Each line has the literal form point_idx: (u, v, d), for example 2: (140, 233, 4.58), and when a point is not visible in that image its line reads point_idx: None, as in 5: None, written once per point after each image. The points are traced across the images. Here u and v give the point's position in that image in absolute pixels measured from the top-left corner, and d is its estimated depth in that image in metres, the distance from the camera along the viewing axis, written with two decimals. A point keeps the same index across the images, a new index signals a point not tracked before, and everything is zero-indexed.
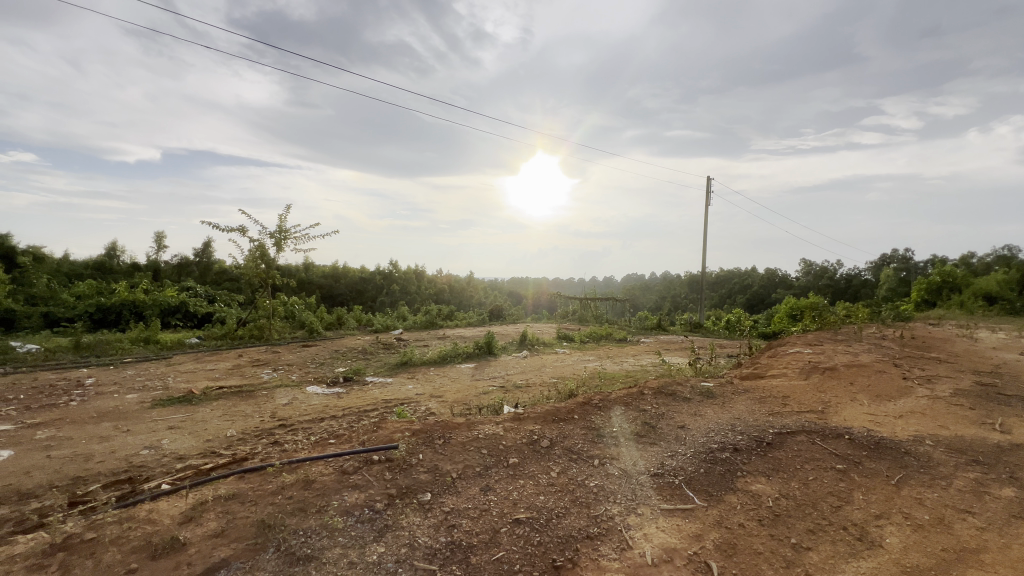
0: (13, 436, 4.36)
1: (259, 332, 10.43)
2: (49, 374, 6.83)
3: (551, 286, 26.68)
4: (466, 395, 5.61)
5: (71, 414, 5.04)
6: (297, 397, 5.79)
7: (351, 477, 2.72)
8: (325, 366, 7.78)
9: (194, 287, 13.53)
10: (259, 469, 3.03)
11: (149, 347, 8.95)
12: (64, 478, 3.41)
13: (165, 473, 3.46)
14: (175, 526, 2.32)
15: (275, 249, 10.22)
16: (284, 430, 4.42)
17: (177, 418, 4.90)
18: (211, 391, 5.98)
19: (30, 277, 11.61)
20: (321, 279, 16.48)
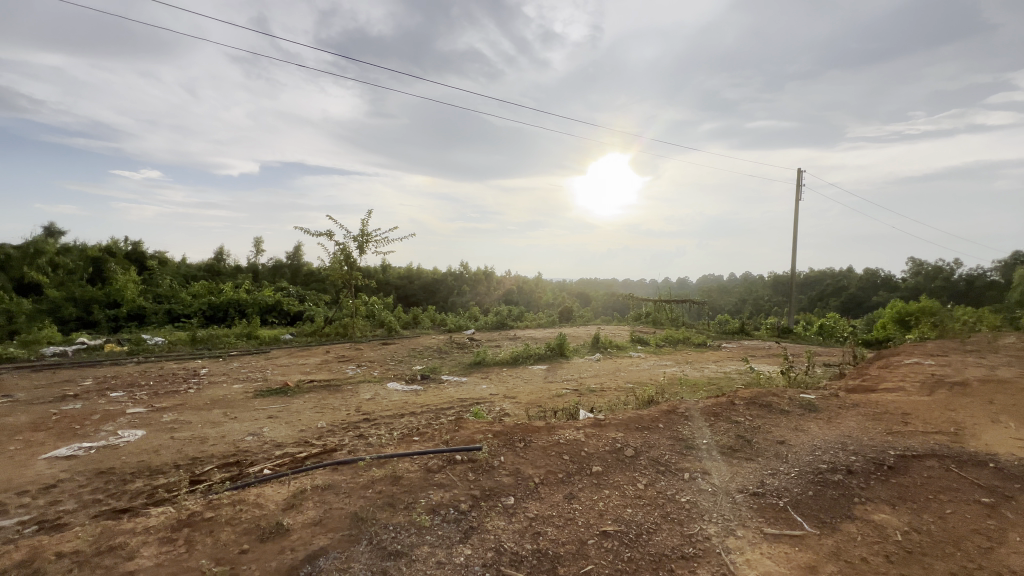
0: (145, 418, 4.97)
1: (344, 329, 11.13)
2: (171, 364, 7.75)
3: (622, 287, 25.99)
4: (540, 397, 5.56)
5: (190, 400, 5.67)
6: (379, 392, 6.08)
7: (435, 475, 2.77)
8: (403, 363, 8.11)
9: (287, 287, 14.75)
10: (349, 462, 3.18)
11: (250, 341, 9.89)
12: (185, 457, 3.82)
13: (267, 459, 3.75)
14: (278, 511, 2.48)
15: (358, 251, 10.88)
16: (369, 424, 4.63)
17: (275, 408, 5.33)
18: (303, 384, 6.45)
19: (157, 278, 13.28)
20: (397, 280, 17.30)
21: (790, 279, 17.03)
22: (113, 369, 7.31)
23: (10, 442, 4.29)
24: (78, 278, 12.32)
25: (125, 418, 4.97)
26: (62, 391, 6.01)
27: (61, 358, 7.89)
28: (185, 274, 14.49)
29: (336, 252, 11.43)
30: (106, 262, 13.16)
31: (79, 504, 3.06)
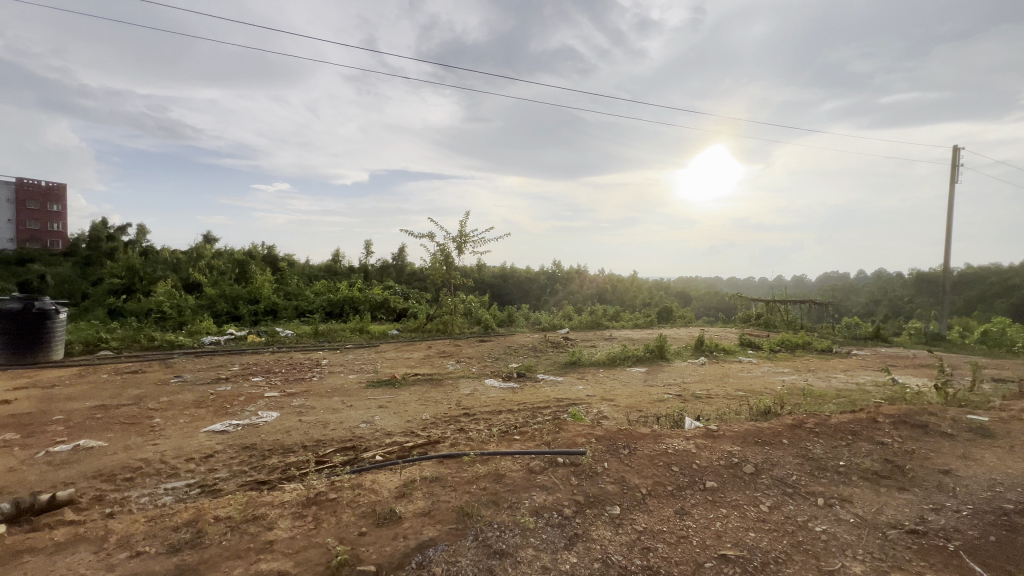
0: (279, 401, 5.63)
1: (444, 326, 11.69)
2: (299, 355, 8.71)
3: (728, 286, 24.07)
4: (641, 401, 5.30)
5: (314, 388, 6.32)
6: (477, 388, 6.25)
7: (538, 477, 2.74)
8: (500, 361, 8.26)
9: (393, 286, 15.86)
10: (454, 456, 3.29)
11: (363, 335, 10.79)
12: (311, 439, 4.24)
13: (379, 446, 4.02)
14: (391, 498, 2.63)
15: (456, 252, 11.36)
16: (469, 419, 4.77)
17: (385, 399, 5.72)
18: (409, 377, 6.86)
19: (287, 278, 15.07)
20: (492, 279, 17.82)
21: (942, 278, 14.41)
22: (254, 357, 8.40)
23: (180, 415, 5.11)
24: (228, 277, 14.45)
25: (263, 400, 5.67)
26: (216, 375, 7.04)
27: (216, 346, 9.26)
28: (309, 274, 16.27)
29: (436, 253, 12.01)
30: (249, 264, 15.22)
31: (230, 474, 3.53)
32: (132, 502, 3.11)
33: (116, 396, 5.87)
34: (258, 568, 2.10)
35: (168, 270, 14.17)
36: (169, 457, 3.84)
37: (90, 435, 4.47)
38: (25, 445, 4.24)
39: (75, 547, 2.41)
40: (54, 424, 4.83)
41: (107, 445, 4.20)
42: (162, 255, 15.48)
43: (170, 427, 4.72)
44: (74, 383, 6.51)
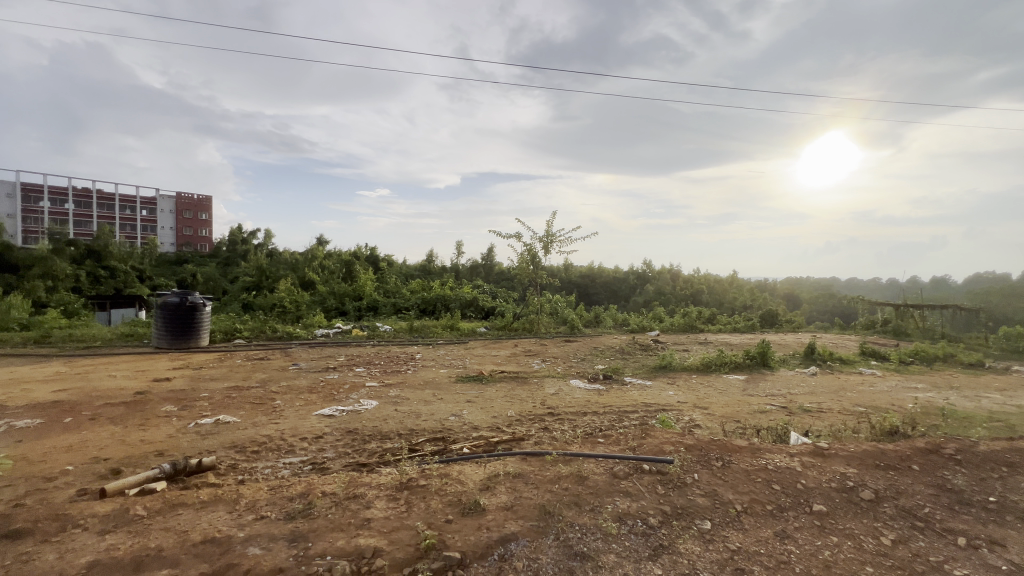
0: (378, 391, 6.10)
1: (530, 325, 11.84)
2: (396, 348, 9.35)
3: (847, 288, 21.42)
4: (738, 411, 4.92)
5: (409, 380, 6.75)
6: (562, 388, 6.24)
7: (622, 482, 2.67)
8: (586, 362, 8.15)
9: (482, 285, 16.38)
10: (537, 454, 3.32)
11: (453, 332, 11.30)
12: (405, 428, 4.53)
13: (466, 439, 4.19)
14: (475, 490, 2.73)
15: (543, 252, 11.47)
16: (553, 419, 4.78)
17: (473, 394, 5.94)
18: (495, 374, 7.05)
19: (386, 277, 16.26)
20: (578, 279, 18.02)
21: None
22: (358, 350, 9.19)
23: (296, 399, 5.76)
24: (337, 276, 15.99)
25: (365, 389, 6.18)
26: (326, 364, 7.82)
27: (326, 339, 10.28)
28: (406, 273, 17.45)
29: (523, 253, 12.17)
30: (354, 264, 16.70)
31: (336, 454, 3.90)
32: (258, 472, 3.57)
33: (248, 379, 6.78)
34: (356, 542, 2.30)
35: (288, 269, 16.02)
36: (287, 435, 4.35)
37: (227, 412, 5.21)
38: (180, 417, 5.06)
39: (214, 506, 2.83)
40: (201, 400, 5.70)
41: (240, 421, 4.87)
42: (285, 256, 17.57)
43: (289, 408, 5.34)
44: (217, 366, 7.62)
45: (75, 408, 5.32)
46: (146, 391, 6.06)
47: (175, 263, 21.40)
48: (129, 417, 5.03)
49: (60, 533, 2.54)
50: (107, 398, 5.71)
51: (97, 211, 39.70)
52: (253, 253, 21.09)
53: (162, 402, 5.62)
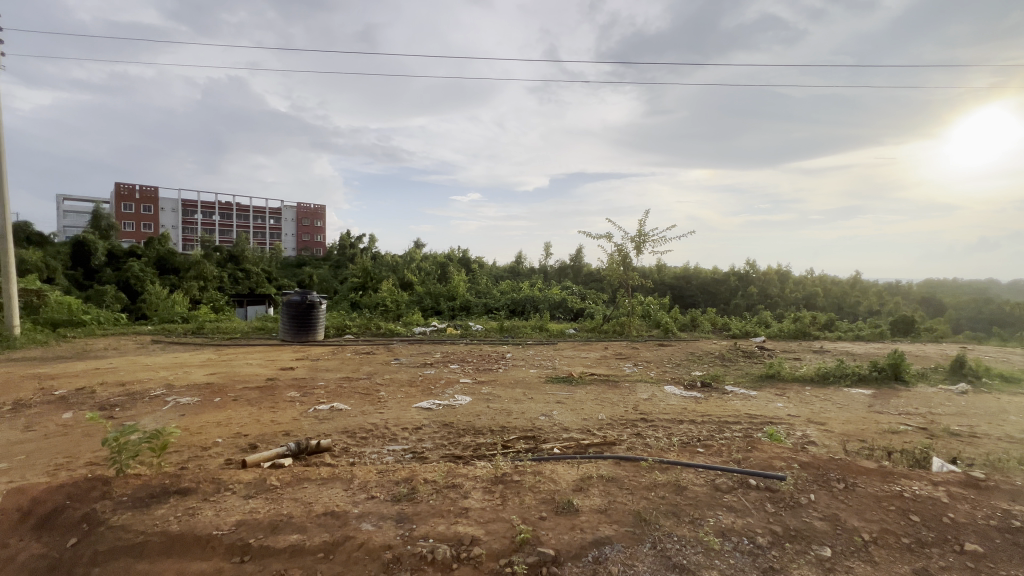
0: (471, 388, 6.35)
1: (621, 328, 11.52)
2: (487, 347, 9.66)
3: (1012, 292, 17.84)
4: (864, 430, 4.36)
5: (500, 378, 6.93)
6: (656, 394, 6.00)
7: (726, 496, 2.52)
8: (682, 368, 7.74)
9: (571, 286, 16.31)
10: (632, 459, 3.24)
11: (542, 333, 11.38)
12: (497, 424, 4.68)
13: (557, 439, 4.21)
14: (568, 490, 2.74)
15: (634, 252, 11.14)
16: (646, 424, 4.62)
17: (562, 395, 5.94)
18: (585, 376, 6.97)
19: (478, 278, 16.86)
20: (672, 281, 17.19)
21: None
22: (452, 347, 9.64)
23: (398, 391, 6.20)
24: (433, 277, 16.95)
25: (459, 385, 6.48)
26: (424, 360, 8.32)
27: (423, 336, 10.93)
28: (496, 275, 17.97)
29: (614, 254, 11.89)
30: (448, 267, 17.57)
31: (434, 445, 4.14)
32: (367, 456, 3.91)
33: (356, 371, 7.45)
34: (455, 528, 2.43)
35: (389, 271, 17.31)
36: (391, 424, 4.71)
37: (340, 400, 5.77)
38: (302, 402, 5.71)
39: (332, 483, 3.16)
40: (319, 388, 6.39)
41: (350, 409, 5.37)
42: (387, 259, 18.99)
43: (392, 400, 5.77)
44: (331, 358, 8.47)
45: (222, 389, 6.25)
46: (275, 378, 6.92)
47: (296, 266, 24.15)
48: (262, 399, 5.79)
49: (215, 493, 3.01)
50: (245, 382, 6.62)
51: (236, 221, 46.02)
52: (360, 256, 23.13)
53: (287, 387, 6.39)
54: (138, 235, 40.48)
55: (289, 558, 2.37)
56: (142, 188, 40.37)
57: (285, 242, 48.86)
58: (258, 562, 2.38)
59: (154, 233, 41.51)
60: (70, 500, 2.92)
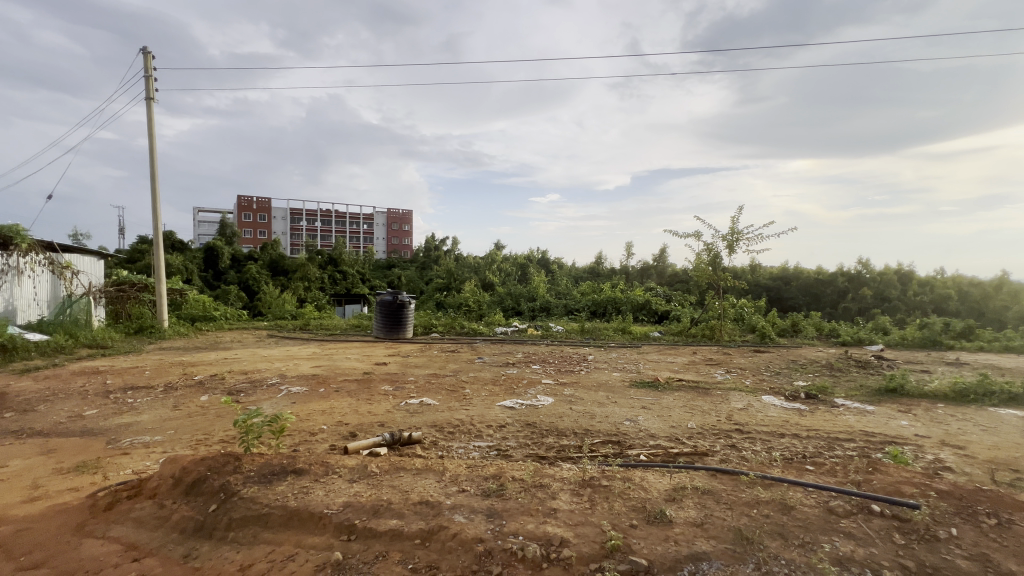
0: (553, 389, 6.35)
1: (711, 332, 10.86)
2: (568, 349, 9.61)
3: None
4: (1017, 459, 3.70)
5: (583, 381, 6.86)
6: (753, 404, 5.57)
7: (842, 522, 2.28)
8: (782, 377, 7.11)
9: (655, 288, 15.70)
10: (729, 473, 3.05)
11: (625, 335, 11.08)
12: (581, 427, 4.64)
13: (644, 445, 4.07)
14: (660, 499, 2.65)
15: (726, 251, 10.47)
16: (742, 436, 4.32)
17: (648, 400, 5.73)
18: (672, 382, 6.66)
19: (558, 279, 16.86)
20: (769, 282, 15.90)
21: None
22: (533, 348, 9.72)
23: (482, 389, 6.39)
24: (514, 278, 17.27)
25: (541, 386, 6.51)
26: (506, 360, 8.48)
27: (505, 336, 11.12)
28: (576, 276, 17.84)
29: (703, 254, 11.24)
30: (528, 268, 17.80)
31: (519, 444, 4.20)
32: (455, 451, 4.08)
33: (443, 368, 7.79)
34: (545, 528, 2.44)
35: (472, 272, 17.89)
36: (477, 421, 4.86)
37: (429, 395, 6.08)
38: (395, 395, 6.09)
39: (425, 474, 3.33)
40: (409, 383, 6.77)
41: (438, 404, 5.63)
42: (470, 260, 19.64)
43: (476, 397, 5.96)
44: (419, 355, 8.95)
45: (325, 381, 6.87)
46: (371, 372, 7.46)
47: (387, 268, 25.81)
48: (360, 391, 6.26)
49: (325, 475, 3.31)
50: (345, 375, 7.21)
51: (336, 227, 50.25)
52: (444, 259, 24.16)
53: (382, 381, 6.85)
54: (255, 241, 45.72)
55: (389, 541, 2.54)
56: (259, 199, 45.56)
57: (376, 246, 52.42)
58: (362, 542, 2.58)
59: (268, 240, 46.65)
60: (210, 471, 3.38)
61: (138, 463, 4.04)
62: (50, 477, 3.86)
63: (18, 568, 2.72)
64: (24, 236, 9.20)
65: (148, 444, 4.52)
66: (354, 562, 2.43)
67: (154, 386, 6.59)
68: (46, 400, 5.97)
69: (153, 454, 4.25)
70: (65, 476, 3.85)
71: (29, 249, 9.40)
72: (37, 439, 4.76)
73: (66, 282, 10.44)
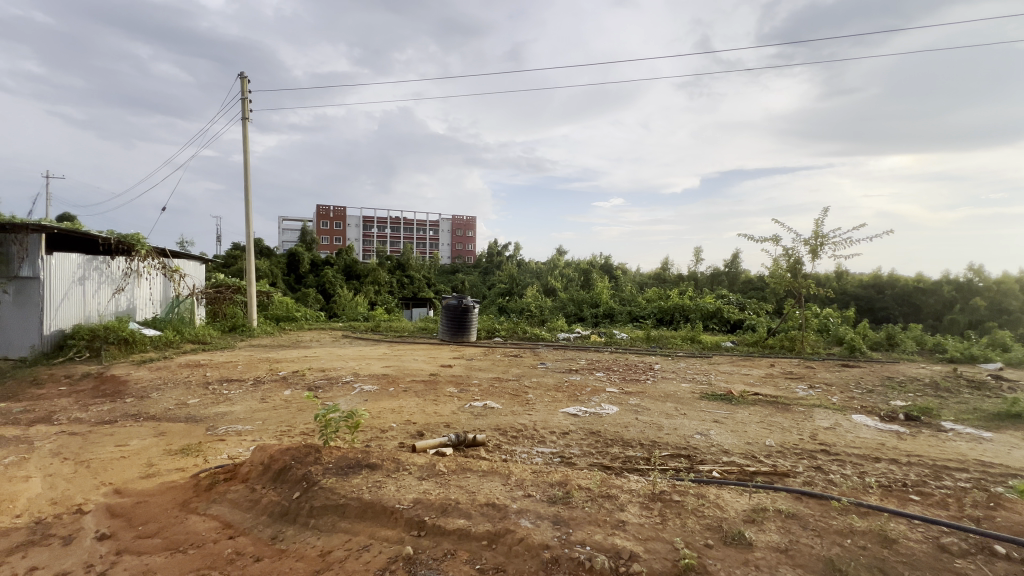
0: (618, 398, 6.20)
1: (791, 344, 10.09)
2: (633, 357, 9.33)
3: None
4: None
5: (649, 390, 6.63)
6: (841, 423, 5.09)
7: (956, 563, 2.03)
8: (875, 395, 6.44)
9: (727, 295, 14.88)
10: (816, 497, 2.81)
11: (694, 345, 10.60)
12: (648, 438, 4.48)
13: (716, 461, 3.86)
14: (738, 519, 2.50)
15: (809, 257, 9.70)
16: (829, 457, 3.97)
17: (721, 414, 5.43)
18: (748, 396, 6.26)
19: (622, 285, 16.48)
20: (858, 290, 14.56)
21: None
22: (596, 355, 9.54)
23: (545, 395, 6.36)
24: (576, 283, 17.15)
25: (605, 394, 6.38)
26: (569, 366, 8.39)
27: (567, 342, 11.02)
28: (641, 282, 17.37)
29: (781, 260, 10.50)
30: (591, 274, 17.56)
31: (583, 452, 4.14)
32: (518, 455, 4.09)
33: (506, 372, 7.86)
34: (613, 540, 2.39)
35: (534, 278, 17.96)
36: (540, 426, 4.85)
37: (492, 398, 6.16)
38: (460, 397, 6.24)
39: (491, 476, 3.37)
40: (474, 386, 6.89)
41: (501, 408, 5.68)
42: (533, 266, 19.73)
43: (539, 403, 5.94)
44: (483, 359, 9.11)
45: (394, 381, 7.17)
46: (437, 373, 7.69)
47: (451, 273, 26.56)
48: (426, 392, 6.47)
49: (396, 471, 3.45)
50: (413, 376, 7.49)
51: (404, 234, 52.55)
52: (506, 264, 24.43)
53: (447, 383, 7.04)
54: (332, 248, 48.88)
55: (457, 540, 2.60)
56: (335, 208, 48.71)
57: (441, 251, 54.10)
58: (432, 539, 2.65)
59: (343, 246, 49.70)
60: (293, 460, 3.63)
61: (232, 449, 4.45)
62: (161, 457, 4.35)
63: (137, 536, 3.08)
64: (143, 243, 10.46)
65: (240, 432, 4.96)
66: (425, 558, 2.51)
67: (245, 380, 7.22)
68: (158, 389, 6.73)
69: (244, 442, 4.66)
70: (173, 457, 4.31)
71: (146, 254, 10.67)
72: (150, 422, 5.38)
73: (175, 283, 11.76)
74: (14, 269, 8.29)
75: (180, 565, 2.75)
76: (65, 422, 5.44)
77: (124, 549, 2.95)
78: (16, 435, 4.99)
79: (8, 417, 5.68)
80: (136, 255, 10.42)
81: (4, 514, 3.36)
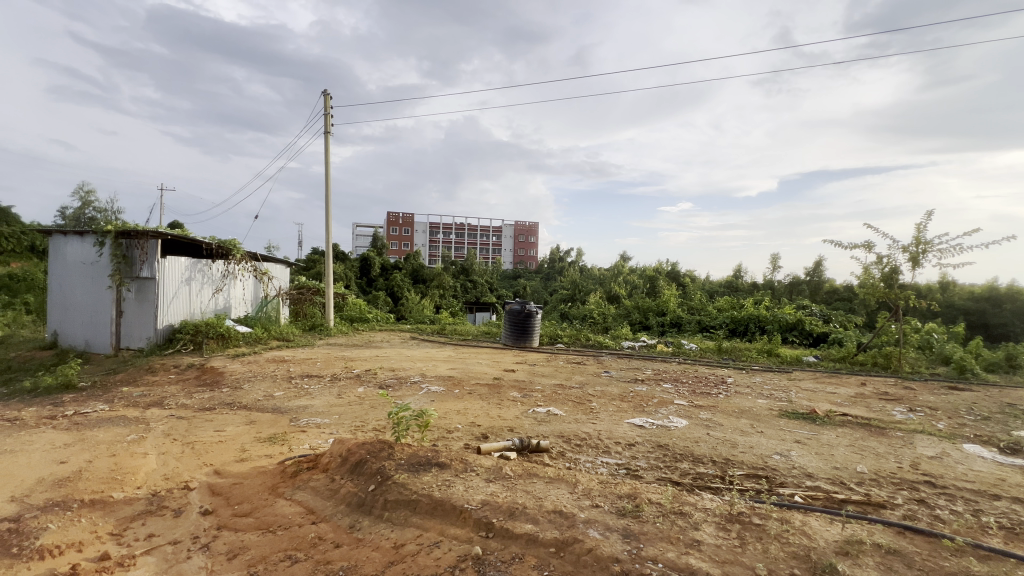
0: (688, 411, 5.93)
1: (886, 360, 9.16)
2: (703, 369, 8.89)
3: None
4: None
5: (721, 405, 6.29)
6: (950, 453, 4.52)
7: None
8: (993, 423, 5.64)
9: (809, 305, 13.81)
10: (922, 533, 2.54)
11: (771, 358, 9.94)
12: (721, 455, 4.25)
13: (798, 485, 3.58)
14: (830, 550, 2.32)
15: (909, 265, 8.71)
16: (933, 490, 3.55)
17: (804, 434, 5.03)
18: (835, 416, 5.75)
19: (690, 293, 15.82)
20: (967, 303, 12.98)
21: None
22: (663, 365, 9.22)
23: (609, 404, 6.23)
24: (640, 290, 16.72)
25: (674, 406, 6.13)
26: (634, 376, 8.17)
27: (632, 351, 10.75)
28: (711, 290, 16.62)
29: (873, 269, 9.55)
30: (657, 280, 17.02)
31: (650, 465, 4.01)
32: (583, 464, 4.04)
33: (570, 379, 7.78)
34: (687, 560, 2.30)
35: (597, 284, 17.72)
36: (605, 437, 4.75)
37: (555, 405, 6.12)
38: (523, 402, 6.26)
39: (557, 483, 3.35)
40: (537, 392, 6.89)
41: (565, 415, 5.63)
42: (596, 273, 19.54)
43: (604, 412, 5.83)
44: (546, 365, 9.09)
45: (459, 383, 7.35)
46: (500, 378, 7.79)
47: (514, 279, 26.86)
48: (490, 395, 6.57)
49: (464, 472, 3.53)
50: (477, 379, 7.63)
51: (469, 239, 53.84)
52: (569, 270, 24.27)
53: (510, 388, 7.11)
54: (401, 252, 51.14)
55: (525, 545, 2.62)
56: (404, 216, 50.95)
57: (503, 256, 54.91)
58: (500, 541, 2.69)
59: (411, 251, 51.83)
60: (369, 454, 3.81)
61: (313, 440, 4.77)
62: (253, 443, 4.77)
63: (234, 514, 3.40)
64: (238, 248, 11.53)
65: (319, 425, 5.32)
66: (493, 560, 2.55)
67: (324, 376, 7.74)
68: (249, 381, 7.39)
69: (323, 434, 4.99)
70: (262, 444, 4.70)
71: (241, 258, 11.76)
72: (243, 411, 5.92)
73: (264, 284, 12.85)
74: (136, 270, 9.48)
75: (272, 544, 2.99)
76: (174, 407, 6.12)
77: (223, 525, 3.26)
78: (136, 416, 5.69)
79: (130, 400, 6.50)
80: (233, 258, 11.52)
81: (128, 485, 3.84)
